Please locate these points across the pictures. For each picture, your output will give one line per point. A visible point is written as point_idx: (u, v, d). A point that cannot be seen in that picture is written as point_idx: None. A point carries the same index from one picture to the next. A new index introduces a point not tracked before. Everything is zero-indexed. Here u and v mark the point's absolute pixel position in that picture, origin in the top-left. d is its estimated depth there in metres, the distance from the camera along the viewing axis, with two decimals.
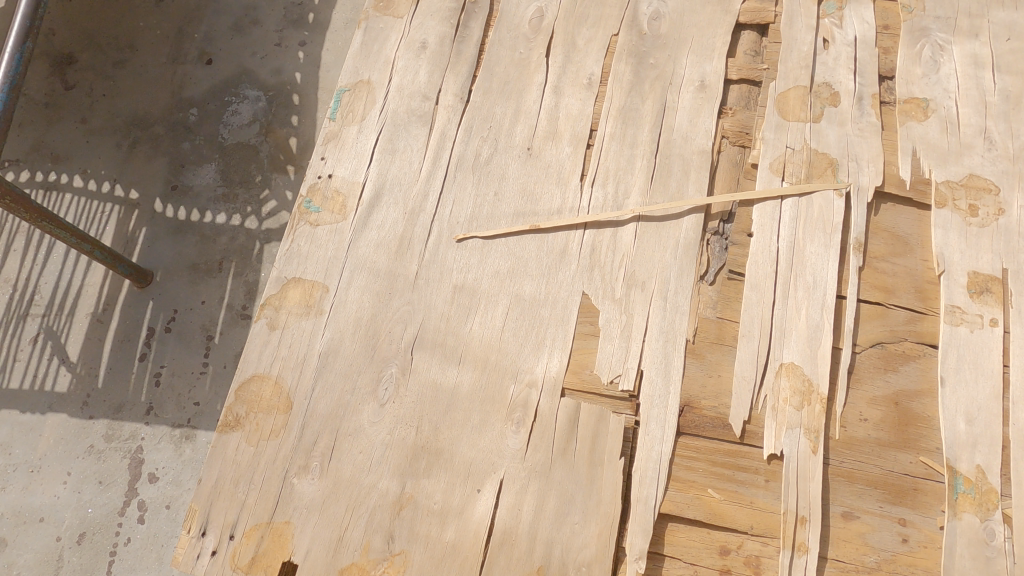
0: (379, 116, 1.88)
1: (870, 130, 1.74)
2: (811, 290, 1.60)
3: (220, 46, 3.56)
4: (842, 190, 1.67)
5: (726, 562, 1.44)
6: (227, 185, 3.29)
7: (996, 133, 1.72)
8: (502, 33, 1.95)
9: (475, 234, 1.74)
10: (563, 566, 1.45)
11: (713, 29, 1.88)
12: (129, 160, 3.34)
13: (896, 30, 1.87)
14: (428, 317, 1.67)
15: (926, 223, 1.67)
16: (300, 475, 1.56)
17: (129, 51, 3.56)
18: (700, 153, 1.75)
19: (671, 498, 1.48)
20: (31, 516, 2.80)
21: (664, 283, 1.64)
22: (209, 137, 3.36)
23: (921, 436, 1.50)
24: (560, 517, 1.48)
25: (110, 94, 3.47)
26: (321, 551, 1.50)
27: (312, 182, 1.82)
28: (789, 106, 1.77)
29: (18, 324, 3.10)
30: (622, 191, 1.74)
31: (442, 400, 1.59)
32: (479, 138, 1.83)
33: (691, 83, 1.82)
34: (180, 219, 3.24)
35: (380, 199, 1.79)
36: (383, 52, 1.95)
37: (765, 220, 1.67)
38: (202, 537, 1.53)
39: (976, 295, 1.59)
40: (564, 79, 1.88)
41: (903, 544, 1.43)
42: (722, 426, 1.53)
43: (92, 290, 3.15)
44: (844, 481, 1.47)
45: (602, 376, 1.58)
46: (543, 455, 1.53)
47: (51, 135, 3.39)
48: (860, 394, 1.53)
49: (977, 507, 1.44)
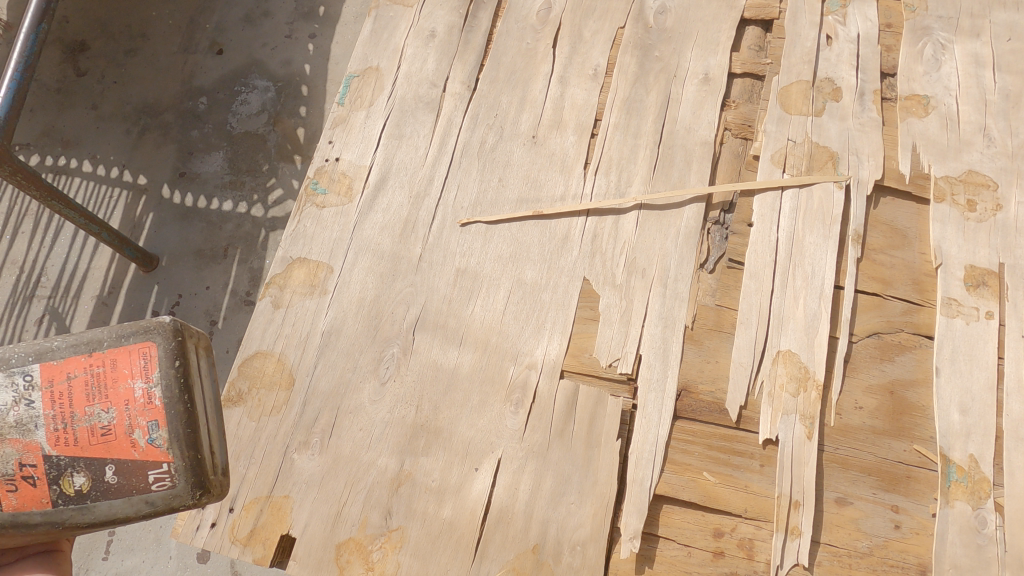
0: (386, 102, 1.91)
1: (871, 126, 1.76)
2: (809, 279, 1.62)
3: (230, 37, 3.54)
4: (842, 182, 1.69)
5: (719, 545, 1.46)
6: (234, 173, 3.29)
7: (995, 131, 1.74)
8: (509, 24, 1.98)
9: (478, 218, 1.76)
10: (558, 545, 1.47)
11: (718, 24, 1.91)
12: (138, 147, 3.36)
13: (898, 28, 1.90)
14: (430, 299, 1.69)
15: (924, 217, 1.69)
16: (300, 450, 1.58)
17: (141, 40, 3.55)
18: (703, 144, 1.77)
19: (666, 480, 1.50)
20: None
21: (664, 270, 1.66)
22: (218, 125, 3.36)
23: (915, 425, 1.52)
24: (556, 497, 1.50)
25: (121, 81, 3.48)
26: (320, 525, 1.52)
27: (319, 165, 1.86)
28: (791, 100, 1.79)
29: (24, 305, 3.13)
30: (625, 180, 1.76)
31: (442, 379, 1.61)
32: (485, 126, 1.86)
33: (695, 76, 1.85)
34: (187, 206, 3.25)
35: (386, 182, 1.82)
36: (392, 40, 1.98)
37: (765, 211, 1.69)
38: (202, 509, 1.56)
39: (972, 288, 1.60)
40: (569, 70, 1.90)
41: (895, 530, 1.45)
42: (719, 411, 1.55)
43: (98, 273, 3.17)
44: (837, 467, 1.49)
45: (601, 360, 1.60)
46: (541, 436, 1.55)
47: (63, 120, 3.42)
48: (856, 383, 1.55)
49: (970, 495, 1.46)
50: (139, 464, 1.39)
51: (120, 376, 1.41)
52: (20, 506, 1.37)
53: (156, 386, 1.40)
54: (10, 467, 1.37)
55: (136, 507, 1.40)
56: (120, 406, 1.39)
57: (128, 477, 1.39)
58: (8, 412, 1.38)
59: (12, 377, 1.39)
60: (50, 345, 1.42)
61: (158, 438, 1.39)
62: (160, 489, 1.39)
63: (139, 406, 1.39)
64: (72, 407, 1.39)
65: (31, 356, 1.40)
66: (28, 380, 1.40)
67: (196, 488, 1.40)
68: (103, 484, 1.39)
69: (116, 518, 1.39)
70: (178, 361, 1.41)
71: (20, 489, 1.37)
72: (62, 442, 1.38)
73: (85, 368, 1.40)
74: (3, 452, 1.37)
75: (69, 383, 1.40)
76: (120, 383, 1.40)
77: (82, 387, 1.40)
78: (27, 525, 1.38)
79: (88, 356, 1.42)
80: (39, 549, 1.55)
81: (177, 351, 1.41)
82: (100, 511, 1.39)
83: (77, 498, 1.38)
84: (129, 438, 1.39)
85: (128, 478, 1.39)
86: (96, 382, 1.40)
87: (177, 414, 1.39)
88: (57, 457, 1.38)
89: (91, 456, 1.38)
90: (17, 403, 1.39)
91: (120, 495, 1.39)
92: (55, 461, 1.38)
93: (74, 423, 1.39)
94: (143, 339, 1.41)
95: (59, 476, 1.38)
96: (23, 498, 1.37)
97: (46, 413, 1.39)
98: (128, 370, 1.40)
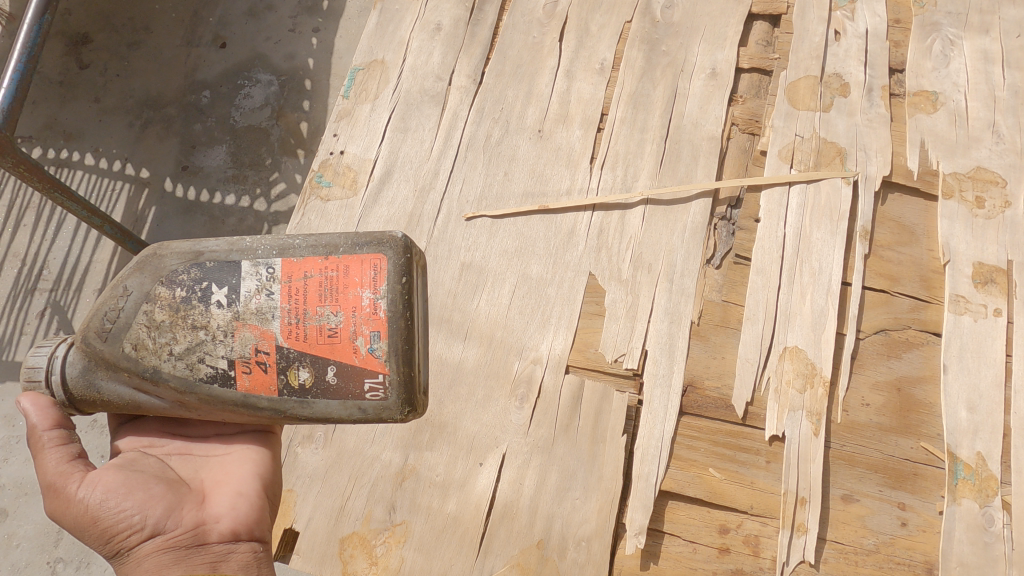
0: (392, 95, 1.90)
1: (879, 121, 1.75)
2: (816, 275, 1.61)
3: (234, 30, 3.47)
4: (850, 178, 1.68)
5: (724, 541, 1.46)
6: (237, 167, 3.23)
7: (1004, 127, 1.73)
8: (516, 18, 1.96)
9: (484, 212, 1.75)
10: (563, 540, 1.46)
11: (725, 18, 1.90)
12: (141, 140, 3.29)
13: (906, 24, 1.88)
14: (435, 293, 1.68)
15: (933, 214, 1.68)
16: (304, 444, 1.58)
17: (144, 33, 3.46)
18: (709, 139, 1.76)
19: (672, 476, 1.49)
20: (32, 488, 2.74)
21: (670, 265, 1.65)
22: (222, 119, 3.30)
23: (922, 422, 1.51)
24: (561, 492, 1.49)
25: (124, 74, 3.40)
26: (323, 520, 1.51)
27: (323, 158, 1.85)
28: (799, 95, 1.78)
29: (25, 298, 2.99)
30: (631, 174, 1.75)
31: (446, 374, 1.61)
32: (490, 120, 1.85)
33: (702, 71, 1.84)
34: (190, 200, 3.19)
35: (391, 176, 1.81)
36: (397, 33, 1.97)
37: (772, 206, 1.68)
38: None
39: (981, 285, 1.60)
40: (576, 64, 1.89)
41: (902, 527, 1.45)
42: (725, 407, 1.54)
43: (100, 267, 3.04)
44: (844, 464, 1.48)
45: (607, 355, 1.59)
46: (546, 431, 1.54)
47: (65, 114, 3.33)
48: (862, 380, 1.54)
49: (976, 493, 1.45)
50: (357, 371, 1.26)
51: (351, 283, 1.26)
52: (250, 391, 1.28)
53: (383, 298, 1.25)
54: (247, 352, 1.27)
55: (348, 411, 1.27)
56: (347, 311, 1.26)
57: (346, 380, 1.26)
58: (251, 299, 1.28)
59: (258, 268, 1.28)
60: (292, 241, 1.29)
61: (379, 348, 1.25)
62: (373, 398, 1.26)
63: (366, 315, 1.25)
64: (306, 306, 1.27)
65: (276, 250, 1.28)
66: (271, 274, 1.28)
67: (407, 404, 1.26)
68: (324, 381, 1.27)
69: (331, 416, 1.28)
70: (406, 276, 1.25)
71: (252, 372, 1.27)
72: (294, 337, 1.26)
73: (321, 270, 1.27)
74: (245, 336, 1.27)
75: (306, 282, 1.27)
76: (351, 290, 1.26)
77: (316, 288, 1.27)
78: (253, 407, 1.29)
79: (326, 260, 1.27)
80: (256, 427, 1.48)
81: (405, 267, 1.25)
82: (318, 408, 1.28)
83: (300, 392, 1.28)
84: (352, 344, 1.25)
85: (346, 382, 1.26)
86: (330, 287, 1.26)
87: (398, 326, 1.24)
88: (287, 349, 1.26)
89: (317, 355, 1.26)
90: (260, 293, 1.28)
91: (338, 397, 1.27)
92: (286, 353, 1.26)
93: (306, 322, 1.27)
94: (376, 249, 1.25)
95: (287, 367, 1.27)
96: (254, 382, 1.28)
97: (283, 306, 1.27)
98: (358, 279, 1.26)
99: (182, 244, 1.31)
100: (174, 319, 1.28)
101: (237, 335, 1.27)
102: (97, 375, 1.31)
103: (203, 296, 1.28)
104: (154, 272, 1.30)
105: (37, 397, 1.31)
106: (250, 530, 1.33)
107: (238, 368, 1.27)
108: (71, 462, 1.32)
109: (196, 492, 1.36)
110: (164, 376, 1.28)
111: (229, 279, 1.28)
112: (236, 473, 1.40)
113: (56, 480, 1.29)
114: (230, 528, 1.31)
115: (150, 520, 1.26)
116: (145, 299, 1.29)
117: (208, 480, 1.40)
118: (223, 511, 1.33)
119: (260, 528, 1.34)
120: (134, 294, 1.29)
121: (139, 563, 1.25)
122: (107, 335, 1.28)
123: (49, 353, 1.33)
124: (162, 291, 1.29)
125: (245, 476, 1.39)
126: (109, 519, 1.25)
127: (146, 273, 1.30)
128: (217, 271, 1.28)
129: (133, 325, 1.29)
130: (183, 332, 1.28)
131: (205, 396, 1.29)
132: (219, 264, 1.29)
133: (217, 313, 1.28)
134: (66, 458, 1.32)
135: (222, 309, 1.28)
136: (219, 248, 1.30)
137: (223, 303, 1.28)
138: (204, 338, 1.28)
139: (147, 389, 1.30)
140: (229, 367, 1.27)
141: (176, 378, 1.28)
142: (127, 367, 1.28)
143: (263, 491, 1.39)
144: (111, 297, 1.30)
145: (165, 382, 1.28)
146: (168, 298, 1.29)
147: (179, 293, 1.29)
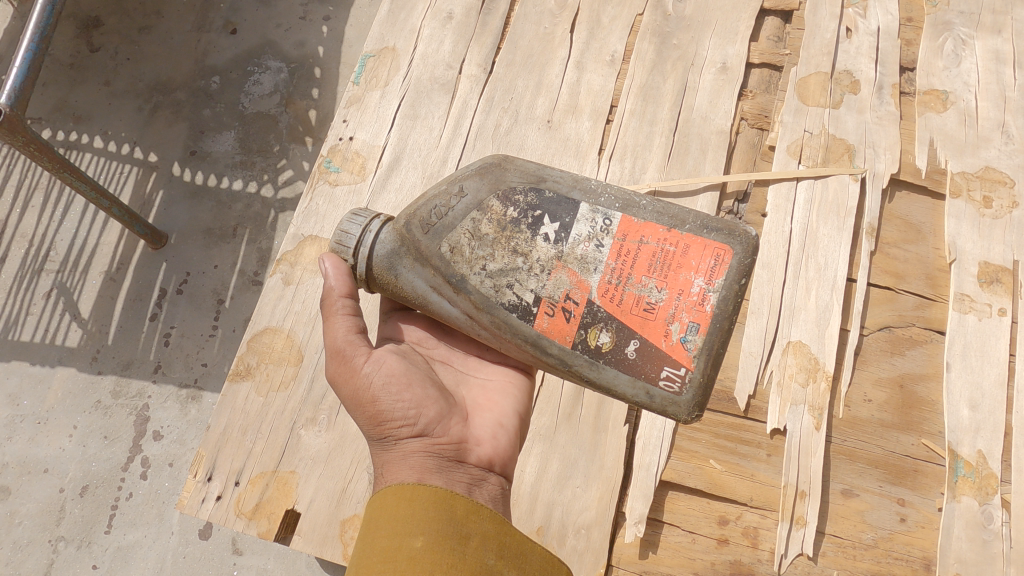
0: (402, 83, 1.90)
1: (888, 120, 1.75)
2: (821, 271, 1.61)
3: (244, 16, 3.41)
4: (857, 175, 1.68)
5: (723, 532, 1.47)
6: (245, 152, 3.18)
7: (1014, 127, 1.73)
8: (527, 8, 1.96)
9: None
10: (563, 528, 1.47)
11: (737, 13, 1.89)
12: (150, 124, 3.24)
13: (919, 23, 1.88)
14: None
15: (940, 212, 1.68)
16: (307, 426, 1.61)
17: (155, 17, 3.40)
18: (718, 133, 1.76)
19: (673, 466, 1.50)
20: (35, 466, 2.75)
21: None
22: (230, 105, 3.25)
23: (924, 419, 1.52)
24: (562, 480, 1.50)
25: (134, 58, 3.34)
26: (325, 502, 1.55)
27: (333, 143, 1.86)
28: (809, 91, 1.78)
29: (32, 279, 2.99)
30: (639, 166, 1.75)
31: None
32: (500, 110, 1.85)
33: (713, 65, 1.84)
34: (197, 184, 3.14)
35: (400, 163, 1.80)
36: (409, 21, 1.97)
37: (779, 202, 1.68)
38: (208, 482, 1.58)
39: (986, 284, 1.60)
40: (587, 55, 1.89)
41: (900, 523, 1.46)
42: (727, 399, 1.54)
43: (107, 249, 3.03)
44: (845, 459, 1.49)
45: None
46: (548, 419, 1.55)
47: (75, 96, 3.27)
48: (865, 375, 1.55)
49: (976, 490, 1.46)
50: (661, 355, 1.20)
51: (686, 265, 1.21)
52: (545, 332, 1.25)
53: (715, 292, 1.19)
54: (557, 293, 1.23)
55: (635, 391, 1.23)
56: (673, 292, 1.20)
57: (645, 360, 1.21)
58: (579, 243, 1.24)
59: (595, 214, 1.25)
60: (637, 200, 1.26)
61: (692, 341, 1.19)
62: (665, 389, 1.21)
63: (690, 303, 1.20)
64: (632, 270, 1.22)
65: (619, 203, 1.26)
66: (606, 224, 1.25)
67: (697, 408, 1.21)
68: (622, 353, 1.22)
69: (616, 390, 1.24)
70: (745, 279, 1.20)
71: (555, 315, 1.24)
72: (609, 298, 1.22)
73: (661, 240, 1.22)
74: (560, 278, 1.23)
75: (640, 246, 1.23)
76: (684, 272, 1.21)
77: (648, 256, 1.22)
78: (541, 350, 1.26)
79: (668, 231, 1.23)
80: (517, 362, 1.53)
81: (749, 269, 1.19)
82: (606, 376, 1.23)
83: (594, 353, 1.23)
84: (665, 326, 1.20)
85: (645, 363, 1.21)
86: (664, 260, 1.22)
87: (721, 326, 1.19)
88: (598, 306, 1.22)
89: (626, 324, 1.21)
90: (589, 240, 1.24)
91: (630, 372, 1.22)
92: (595, 309, 1.22)
93: (626, 286, 1.22)
94: (725, 240, 1.20)
95: (590, 324, 1.23)
96: (552, 325, 1.24)
97: (609, 262, 1.23)
98: (695, 263, 1.21)
99: (528, 166, 1.31)
100: (497, 235, 1.27)
101: (554, 274, 1.23)
102: (401, 262, 1.31)
103: (533, 223, 1.26)
104: (493, 182, 1.30)
105: (338, 262, 1.34)
106: (503, 465, 1.35)
107: (542, 306, 1.24)
108: (355, 335, 1.35)
109: (459, 407, 1.40)
110: (468, 289, 1.26)
111: (565, 215, 1.25)
112: (498, 403, 1.44)
113: (343, 347, 1.33)
114: (487, 456, 1.33)
115: (423, 418, 1.29)
116: (476, 207, 1.29)
117: (470, 399, 1.44)
118: (484, 437, 1.36)
119: (508, 465, 1.37)
120: (467, 197, 1.30)
121: (403, 456, 1.25)
122: (429, 228, 1.28)
123: (363, 225, 1.34)
124: (496, 205, 1.29)
125: (507, 409, 1.43)
126: (387, 402, 1.29)
127: (484, 180, 1.31)
128: (555, 203, 1.27)
129: (457, 229, 1.28)
130: (502, 251, 1.26)
131: (500, 321, 1.26)
132: (558, 198, 1.27)
133: (542, 246, 1.24)
134: (352, 330, 1.35)
135: (547, 243, 1.24)
136: (563, 181, 1.29)
137: (551, 238, 1.24)
138: (521, 265, 1.25)
139: (444, 294, 1.29)
140: (534, 302, 1.24)
141: (478, 294, 1.26)
142: (437, 265, 1.28)
143: (518, 429, 1.43)
144: (444, 193, 1.30)
145: (466, 294, 1.27)
146: (500, 213, 1.28)
147: (512, 212, 1.28)
